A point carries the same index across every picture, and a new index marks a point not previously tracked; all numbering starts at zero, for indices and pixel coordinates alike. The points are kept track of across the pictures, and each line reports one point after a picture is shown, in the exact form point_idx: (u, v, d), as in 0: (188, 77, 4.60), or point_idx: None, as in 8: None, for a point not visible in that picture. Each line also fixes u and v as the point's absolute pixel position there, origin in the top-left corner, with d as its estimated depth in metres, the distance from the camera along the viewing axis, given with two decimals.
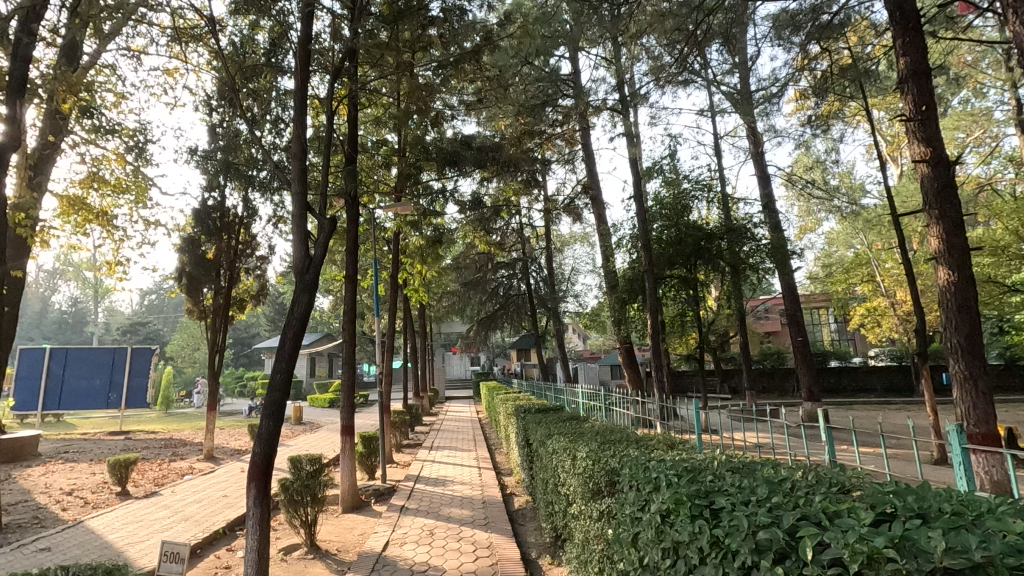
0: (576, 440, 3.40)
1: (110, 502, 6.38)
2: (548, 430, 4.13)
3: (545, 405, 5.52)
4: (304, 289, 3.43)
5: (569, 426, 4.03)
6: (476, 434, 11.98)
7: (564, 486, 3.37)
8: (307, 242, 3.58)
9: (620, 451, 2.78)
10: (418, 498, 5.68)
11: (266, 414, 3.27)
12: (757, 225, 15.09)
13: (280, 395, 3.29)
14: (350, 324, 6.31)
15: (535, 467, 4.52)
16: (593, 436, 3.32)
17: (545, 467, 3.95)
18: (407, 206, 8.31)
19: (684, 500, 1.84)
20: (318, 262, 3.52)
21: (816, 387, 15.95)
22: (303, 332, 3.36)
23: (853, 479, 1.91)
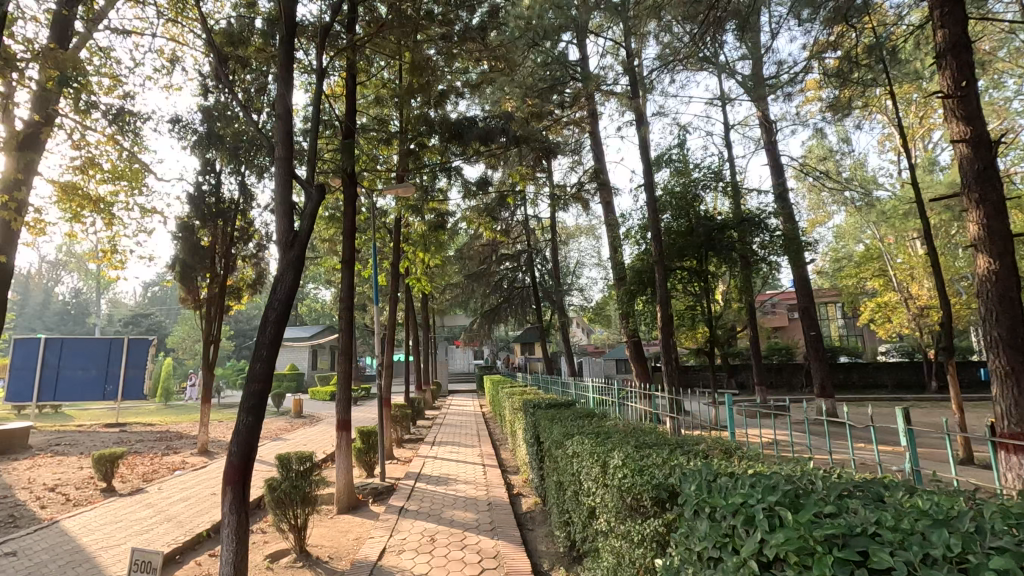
0: (602, 442, 2.98)
1: (92, 499, 6.02)
2: (567, 428, 3.71)
3: (556, 399, 5.08)
4: (290, 264, 3.04)
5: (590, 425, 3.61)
6: (479, 429, 11.60)
7: (588, 493, 2.95)
8: (292, 213, 3.17)
9: (665, 460, 2.34)
10: (419, 499, 5.29)
11: (244, 410, 2.88)
12: (769, 216, 14.60)
13: (261, 386, 2.89)
14: (347, 313, 5.91)
15: (548, 468, 4.10)
16: (626, 439, 2.89)
17: (562, 471, 3.54)
18: (409, 189, 7.89)
19: (803, 536, 1.38)
20: (305, 236, 3.12)
21: (829, 383, 15.51)
22: (287, 316, 2.98)
23: (1010, 512, 1.47)
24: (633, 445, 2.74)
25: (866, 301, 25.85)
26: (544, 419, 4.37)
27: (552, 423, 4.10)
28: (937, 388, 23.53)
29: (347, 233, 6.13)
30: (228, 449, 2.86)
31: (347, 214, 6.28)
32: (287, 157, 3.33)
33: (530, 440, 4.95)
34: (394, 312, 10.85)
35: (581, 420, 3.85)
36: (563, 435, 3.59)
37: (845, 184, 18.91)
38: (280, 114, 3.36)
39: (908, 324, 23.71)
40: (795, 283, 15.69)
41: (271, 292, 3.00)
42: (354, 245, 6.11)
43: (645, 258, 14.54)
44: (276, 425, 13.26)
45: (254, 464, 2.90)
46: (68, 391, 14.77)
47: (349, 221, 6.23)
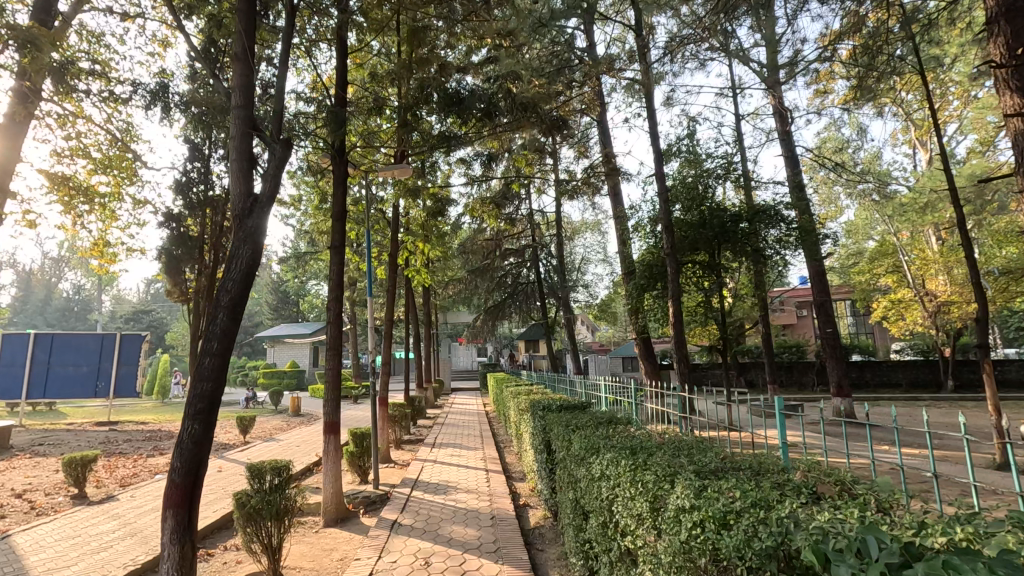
0: (642, 462, 2.42)
1: (58, 508, 5.50)
2: (593, 435, 3.13)
3: (569, 400, 4.52)
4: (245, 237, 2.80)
5: (620, 436, 3.05)
6: (482, 430, 11.07)
7: (628, 531, 2.36)
8: (254, 172, 2.92)
9: (760, 501, 1.73)
10: (414, 511, 4.74)
11: (192, 417, 2.59)
12: (785, 207, 13.97)
13: (211, 389, 2.62)
14: (336, 304, 5.35)
15: (563, 483, 3.51)
16: (676, 463, 2.30)
17: (586, 493, 2.93)
18: (405, 172, 7.33)
19: None
20: (265, 202, 2.90)
21: (846, 382, 14.88)
22: (245, 296, 2.75)
23: None
24: (684, 468, 2.19)
25: (879, 297, 25.24)
26: (559, 422, 3.82)
27: (572, 425, 3.54)
28: (954, 387, 22.92)
29: (336, 216, 5.60)
30: (170, 469, 2.57)
31: (337, 196, 5.71)
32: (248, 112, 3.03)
33: (540, 444, 4.39)
34: (391, 306, 10.33)
35: (606, 427, 3.29)
36: (587, 443, 3.02)
37: (859, 176, 18.31)
38: (237, 62, 3.00)
39: (922, 321, 23.07)
40: (810, 277, 15.10)
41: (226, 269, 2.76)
42: (343, 229, 5.57)
43: (655, 251, 13.97)
44: (271, 424, 12.75)
45: (201, 482, 2.61)
46: (58, 388, 14.31)
47: (340, 202, 5.68)
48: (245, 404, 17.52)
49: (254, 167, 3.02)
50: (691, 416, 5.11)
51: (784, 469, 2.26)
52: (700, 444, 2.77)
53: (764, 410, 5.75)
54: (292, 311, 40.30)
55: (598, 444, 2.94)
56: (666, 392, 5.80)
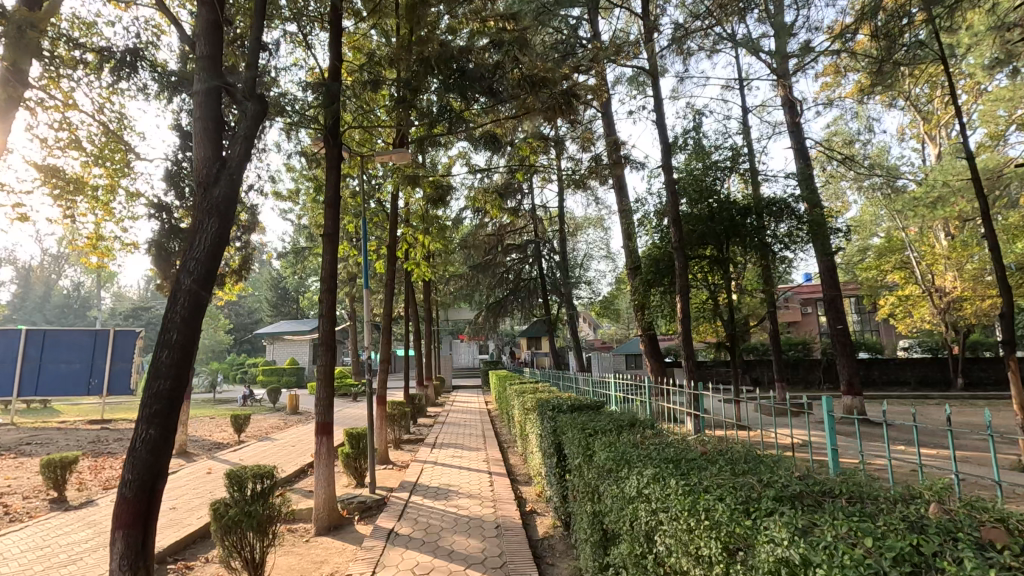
0: (695, 473, 2.05)
1: (36, 513, 5.18)
2: (622, 442, 2.75)
3: (581, 401, 4.16)
4: (212, 210, 2.90)
5: (653, 443, 2.67)
6: (484, 430, 10.73)
7: (670, 565, 1.97)
8: (221, 138, 3.07)
9: (868, 536, 1.32)
10: (412, 519, 4.38)
11: (147, 420, 2.61)
12: (794, 199, 13.59)
13: (170, 384, 2.66)
14: (329, 295, 4.99)
15: (579, 493, 3.12)
16: (728, 479, 1.91)
17: (612, 511, 2.54)
18: (402, 157, 6.97)
19: None
20: (232, 166, 3.02)
21: (857, 380, 14.51)
22: (212, 266, 2.86)
23: None
24: (753, 484, 1.83)
25: (885, 294, 24.87)
26: (575, 424, 3.43)
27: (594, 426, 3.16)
28: (963, 385, 22.54)
29: (330, 202, 5.23)
30: (122, 483, 2.56)
31: (330, 180, 5.32)
32: (213, 82, 3.12)
33: (550, 449, 4.01)
34: (390, 301, 9.93)
35: (632, 432, 2.91)
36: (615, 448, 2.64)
37: (867, 170, 17.93)
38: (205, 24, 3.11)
39: (930, 318, 22.71)
40: (820, 272, 14.74)
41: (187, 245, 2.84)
42: (337, 216, 5.22)
43: (661, 246, 13.61)
44: (268, 423, 12.42)
45: (154, 499, 2.61)
46: (51, 385, 14.01)
47: (334, 187, 5.32)
48: (243, 402, 17.22)
49: (224, 128, 3.15)
50: (701, 417, 4.91)
51: (873, 485, 1.90)
52: (751, 455, 2.40)
53: (775, 407, 5.45)
54: (292, 308, 39.97)
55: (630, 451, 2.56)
56: (673, 389, 5.57)
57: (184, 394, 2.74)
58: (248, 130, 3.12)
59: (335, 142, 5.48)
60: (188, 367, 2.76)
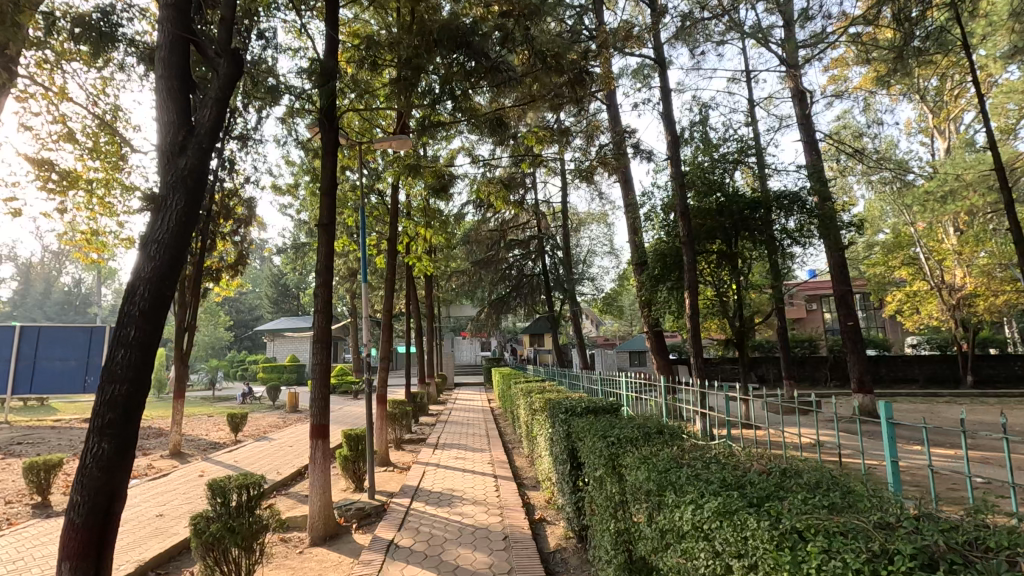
0: (772, 504, 1.57)
1: (16, 519, 4.90)
2: (659, 453, 2.34)
3: (597, 403, 3.80)
4: (180, 179, 2.76)
5: (696, 457, 2.27)
6: (488, 429, 10.43)
7: None
8: (189, 101, 2.96)
9: None
10: (413, 529, 4.09)
11: (95, 432, 2.45)
12: (805, 192, 13.26)
13: (126, 388, 2.51)
14: (324, 288, 4.67)
15: (602, 510, 2.72)
16: (824, 518, 1.41)
17: (652, 544, 2.08)
18: (402, 144, 6.67)
19: None
20: (203, 133, 2.90)
21: (868, 377, 14.20)
22: (178, 245, 2.73)
23: None
24: (866, 528, 1.34)
25: (893, 290, 24.52)
26: (597, 427, 3.04)
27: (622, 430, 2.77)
28: (972, 383, 22.20)
29: (326, 191, 4.92)
30: (74, 507, 2.41)
31: (327, 168, 5.00)
32: (180, 35, 2.98)
33: (563, 455, 3.68)
34: (390, 297, 9.61)
35: (668, 443, 2.48)
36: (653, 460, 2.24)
37: (876, 164, 17.57)
38: None
39: (939, 314, 22.36)
40: (830, 266, 14.43)
41: (152, 220, 2.70)
42: (333, 205, 4.90)
43: (668, 240, 13.28)
44: (267, 421, 12.16)
45: (110, 522, 2.47)
46: (45, 383, 13.78)
47: (330, 173, 4.99)
48: (242, 400, 16.94)
49: (192, 91, 3.02)
50: (709, 415, 4.84)
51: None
52: (824, 471, 2.00)
53: (788, 405, 5.21)
54: (293, 304, 39.68)
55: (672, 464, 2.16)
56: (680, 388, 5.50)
57: (142, 397, 2.58)
58: (218, 89, 3.00)
59: (331, 127, 5.15)
60: (146, 370, 2.59)
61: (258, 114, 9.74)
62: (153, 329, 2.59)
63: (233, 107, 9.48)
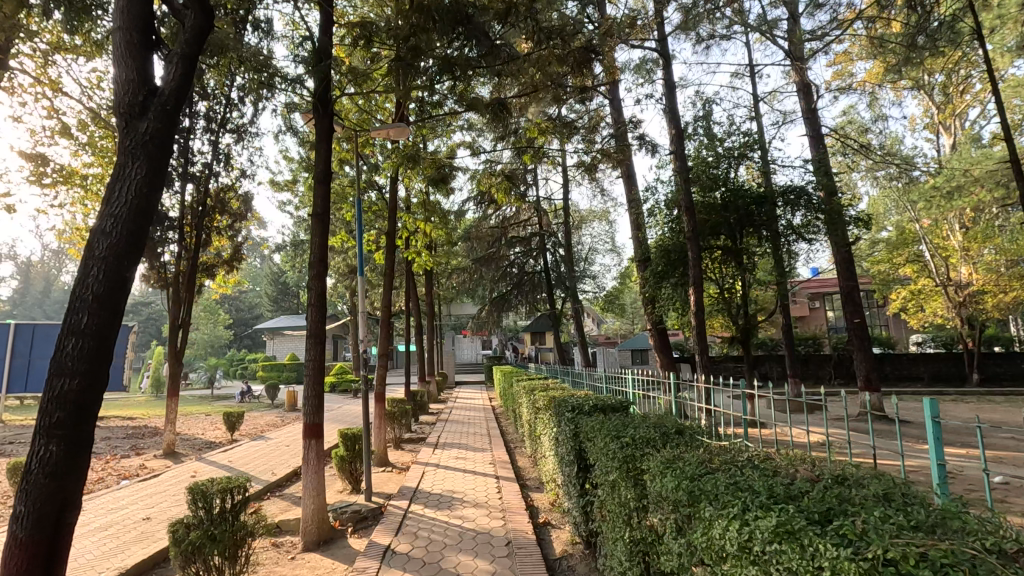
0: (848, 525, 1.33)
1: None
2: (685, 457, 2.11)
3: (608, 402, 3.57)
4: (140, 145, 2.64)
5: (729, 461, 2.04)
6: (489, 429, 10.21)
7: None
8: (149, 66, 2.81)
9: None
10: (411, 534, 3.89)
11: (43, 431, 2.29)
12: (811, 186, 13.03)
13: (77, 380, 2.36)
14: (317, 281, 4.46)
15: (616, 519, 2.49)
16: (914, 545, 1.18)
17: (680, 560, 1.86)
18: (400, 132, 6.46)
19: None
20: (164, 101, 2.76)
21: (875, 375, 13.98)
22: (138, 222, 2.59)
23: None
24: (982, 564, 1.09)
25: (898, 288, 24.28)
26: (610, 426, 2.81)
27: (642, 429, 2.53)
28: (978, 381, 21.97)
29: (319, 179, 4.71)
30: (20, 512, 2.26)
31: (322, 156, 4.79)
32: None
33: (570, 455, 3.46)
34: (389, 294, 9.39)
35: (696, 447, 2.24)
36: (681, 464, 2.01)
37: (881, 159, 17.34)
38: None
39: (944, 312, 22.14)
40: (836, 262, 14.20)
41: (111, 190, 2.57)
42: (327, 195, 4.70)
43: (673, 236, 13.06)
44: (264, 420, 11.95)
45: (62, 528, 2.32)
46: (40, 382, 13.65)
47: (324, 162, 4.79)
48: (240, 399, 16.73)
49: (153, 54, 2.87)
50: (713, 412, 4.75)
51: None
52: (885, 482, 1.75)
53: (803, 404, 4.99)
54: (293, 303, 39.49)
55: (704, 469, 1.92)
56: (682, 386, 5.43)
57: (97, 390, 2.44)
58: (183, 55, 2.87)
59: (325, 113, 4.92)
60: (101, 361, 2.44)
61: (255, 107, 9.53)
62: (109, 314, 2.45)
63: (228, 99, 9.26)
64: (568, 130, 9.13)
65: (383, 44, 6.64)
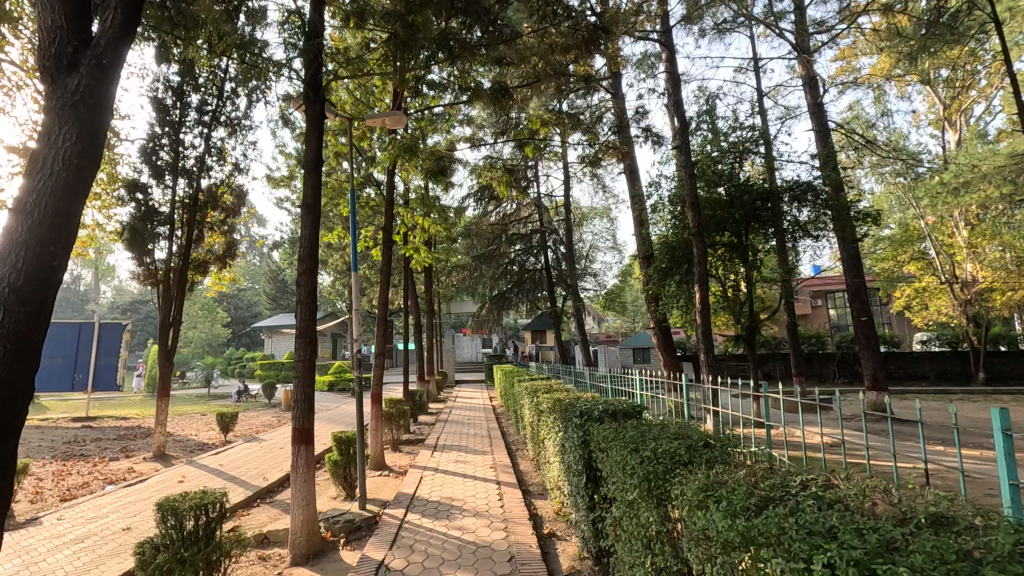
0: None
1: None
2: (722, 476, 1.82)
3: (621, 407, 3.27)
4: (68, 106, 2.47)
5: (779, 483, 1.69)
6: (489, 429, 9.96)
7: None
8: (82, 20, 2.61)
9: None
10: (407, 548, 3.63)
11: None
12: (818, 181, 12.75)
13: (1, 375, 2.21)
14: (308, 276, 4.20)
15: (643, 546, 2.19)
16: None
17: None
18: (396, 119, 6.19)
19: None
20: (100, 63, 2.59)
21: (882, 374, 13.72)
22: (71, 198, 2.44)
23: None
24: None
25: (902, 286, 24.04)
26: (627, 436, 2.52)
27: (664, 439, 2.23)
28: (984, 380, 21.74)
29: (309, 168, 4.43)
30: None
31: (311, 146, 4.51)
32: None
33: (578, 464, 3.20)
34: (387, 291, 9.11)
35: (738, 465, 1.91)
36: (721, 488, 1.70)
37: (887, 154, 17.07)
38: None
39: (949, 310, 21.89)
40: (844, 258, 13.93)
41: (37, 157, 2.41)
42: (318, 186, 4.44)
43: (677, 233, 12.79)
44: (260, 421, 11.70)
45: None
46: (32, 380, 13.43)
47: (315, 151, 4.52)
48: (237, 398, 16.47)
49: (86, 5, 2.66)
50: (719, 412, 4.64)
51: None
52: (973, 504, 1.47)
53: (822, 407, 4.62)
54: (292, 301, 39.21)
55: (750, 493, 1.62)
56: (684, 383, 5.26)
57: (25, 385, 2.30)
58: (123, 13, 2.69)
59: (316, 99, 4.62)
60: (29, 354, 2.30)
61: (248, 99, 9.23)
62: (37, 304, 2.31)
63: (220, 91, 8.97)
64: (571, 122, 8.85)
65: (378, 30, 6.37)
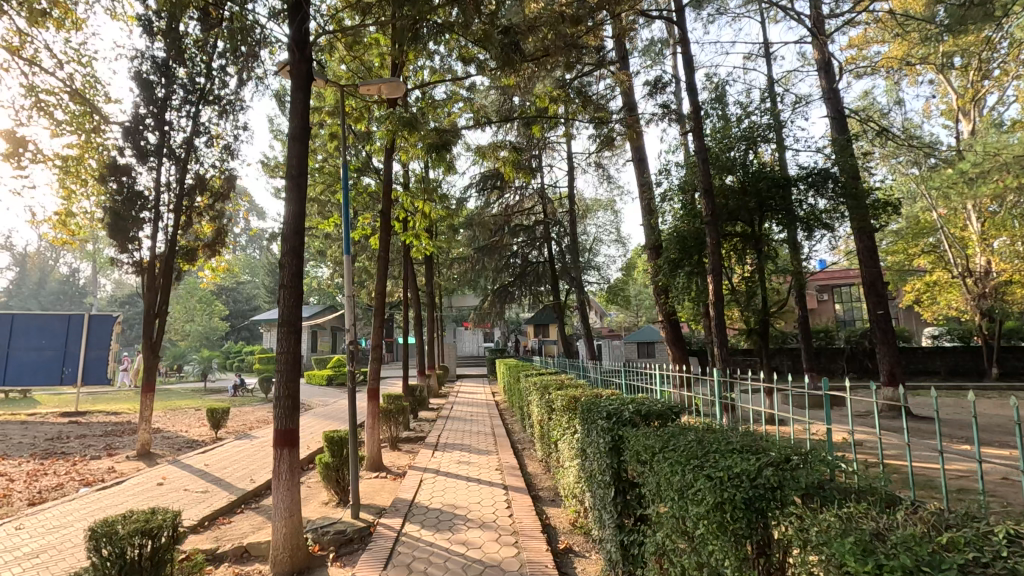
0: None
1: None
2: (864, 522, 1.35)
3: (650, 405, 2.82)
4: None
5: (961, 537, 1.24)
6: (492, 427, 9.51)
7: None
8: None
9: None
10: (405, 567, 3.16)
11: None
12: (834, 168, 12.27)
13: None
14: (293, 257, 3.72)
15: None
16: None
17: None
18: (394, 86, 5.70)
19: None
20: None
21: (899, 369, 13.22)
22: None
23: None
24: None
25: (912, 279, 23.55)
26: (682, 451, 2.05)
27: (746, 461, 1.75)
28: (997, 376, 21.26)
29: (294, 136, 3.94)
30: None
31: (296, 112, 4.00)
32: None
33: (604, 475, 2.76)
34: (384, 282, 8.61)
35: (871, 504, 1.45)
36: (883, 545, 1.23)
37: (902, 144, 16.55)
38: None
39: (961, 304, 21.38)
40: (860, 249, 13.40)
41: None
42: (304, 155, 3.95)
43: (689, 222, 12.30)
44: (255, 417, 11.27)
45: None
46: (23, 373, 13.11)
47: (300, 116, 4.02)
48: (233, 392, 16.07)
49: None
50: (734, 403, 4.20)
51: None
52: None
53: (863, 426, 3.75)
54: None
55: (943, 559, 1.14)
56: (695, 376, 4.85)
57: None
58: None
59: (301, 56, 4.10)
60: None
61: (239, 77, 8.71)
62: None
63: (209, 68, 8.45)
64: (579, 101, 8.31)
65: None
